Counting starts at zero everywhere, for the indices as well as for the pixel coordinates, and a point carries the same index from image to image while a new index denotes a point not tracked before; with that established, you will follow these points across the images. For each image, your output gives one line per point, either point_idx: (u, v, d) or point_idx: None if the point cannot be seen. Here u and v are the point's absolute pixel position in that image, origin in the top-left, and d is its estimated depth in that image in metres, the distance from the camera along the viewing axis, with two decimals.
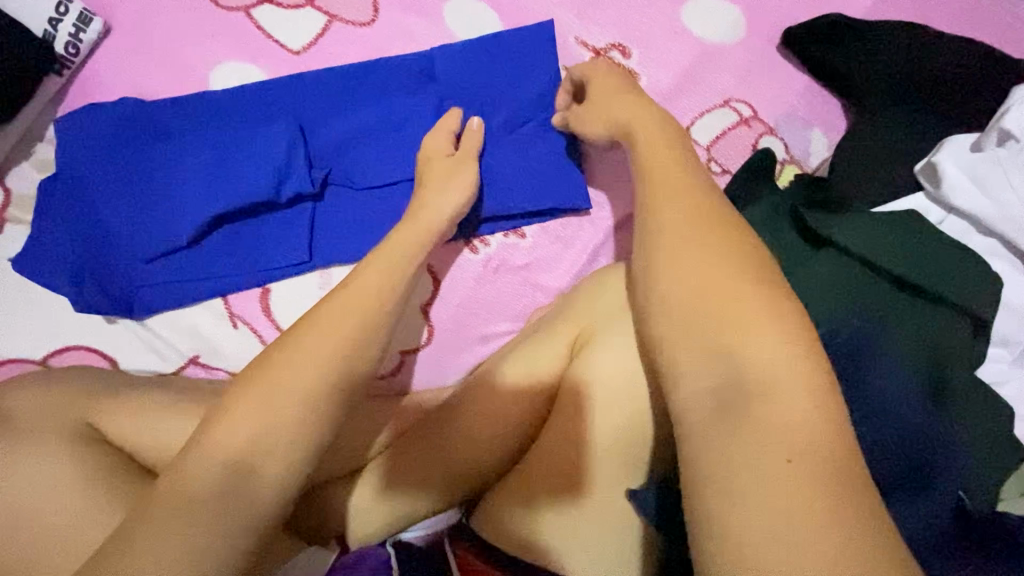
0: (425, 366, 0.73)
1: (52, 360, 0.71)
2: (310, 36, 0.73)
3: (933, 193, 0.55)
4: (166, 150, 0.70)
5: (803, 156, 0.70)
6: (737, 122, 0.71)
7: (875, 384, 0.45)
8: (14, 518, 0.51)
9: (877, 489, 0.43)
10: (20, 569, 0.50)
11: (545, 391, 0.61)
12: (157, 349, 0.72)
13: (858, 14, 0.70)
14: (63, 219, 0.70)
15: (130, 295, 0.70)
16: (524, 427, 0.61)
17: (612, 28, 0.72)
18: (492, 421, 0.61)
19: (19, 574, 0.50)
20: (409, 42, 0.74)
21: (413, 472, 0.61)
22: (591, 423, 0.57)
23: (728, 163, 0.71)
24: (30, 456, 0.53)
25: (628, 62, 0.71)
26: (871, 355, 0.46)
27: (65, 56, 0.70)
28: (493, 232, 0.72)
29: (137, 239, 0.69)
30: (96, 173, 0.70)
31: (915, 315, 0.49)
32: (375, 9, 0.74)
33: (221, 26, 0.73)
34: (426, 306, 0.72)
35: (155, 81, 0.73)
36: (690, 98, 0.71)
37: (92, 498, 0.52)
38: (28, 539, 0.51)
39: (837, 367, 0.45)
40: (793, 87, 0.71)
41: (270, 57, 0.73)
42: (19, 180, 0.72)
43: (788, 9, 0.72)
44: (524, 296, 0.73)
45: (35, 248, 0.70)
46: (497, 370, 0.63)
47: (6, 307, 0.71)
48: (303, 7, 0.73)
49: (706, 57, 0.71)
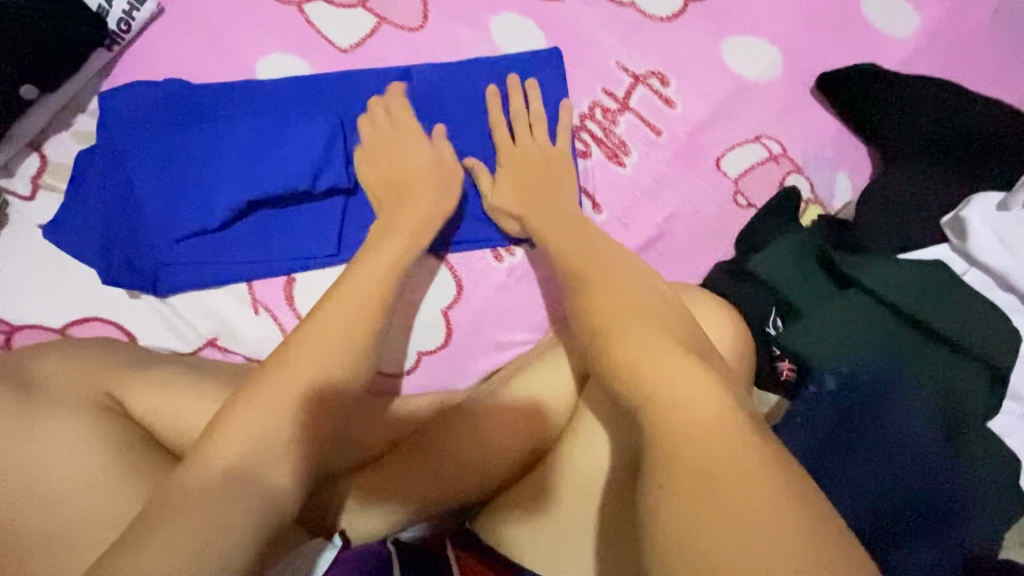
0: (440, 368, 0.74)
1: (71, 330, 0.71)
2: (359, 36, 0.74)
3: (959, 246, 0.57)
4: (207, 133, 0.71)
5: (826, 198, 0.73)
6: (766, 158, 0.73)
7: (886, 424, 0.47)
8: (32, 484, 0.51)
9: (888, 526, 0.45)
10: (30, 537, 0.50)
11: (561, 405, 0.62)
12: (177, 329, 0.72)
13: (893, 65, 0.72)
14: (98, 191, 0.70)
15: (156, 273, 0.71)
16: (538, 438, 0.62)
17: (653, 56, 0.74)
18: (505, 429, 0.61)
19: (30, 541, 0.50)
20: (455, 51, 0.75)
21: (425, 472, 0.60)
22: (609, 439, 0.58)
23: (754, 197, 0.73)
24: (54, 425, 0.53)
25: (665, 91, 0.73)
26: (887, 396, 0.48)
27: (117, 32, 0.71)
28: (519, 243, 0.74)
29: (169, 220, 0.70)
30: (136, 149, 0.70)
31: (908, 367, 0.50)
32: (424, 16, 0.75)
33: (272, 18, 0.74)
34: (446, 310, 0.73)
35: (202, 65, 0.74)
36: (722, 131, 0.73)
37: (109, 473, 0.52)
38: (44, 506, 0.51)
39: (852, 406, 0.48)
40: (824, 129, 0.73)
41: (317, 54, 0.74)
42: (57, 149, 0.72)
43: (827, 53, 0.73)
44: (543, 308, 0.74)
45: (67, 217, 0.71)
46: (517, 380, 0.64)
47: (30, 273, 0.71)
48: (355, 8, 0.75)
49: (742, 92, 0.73)
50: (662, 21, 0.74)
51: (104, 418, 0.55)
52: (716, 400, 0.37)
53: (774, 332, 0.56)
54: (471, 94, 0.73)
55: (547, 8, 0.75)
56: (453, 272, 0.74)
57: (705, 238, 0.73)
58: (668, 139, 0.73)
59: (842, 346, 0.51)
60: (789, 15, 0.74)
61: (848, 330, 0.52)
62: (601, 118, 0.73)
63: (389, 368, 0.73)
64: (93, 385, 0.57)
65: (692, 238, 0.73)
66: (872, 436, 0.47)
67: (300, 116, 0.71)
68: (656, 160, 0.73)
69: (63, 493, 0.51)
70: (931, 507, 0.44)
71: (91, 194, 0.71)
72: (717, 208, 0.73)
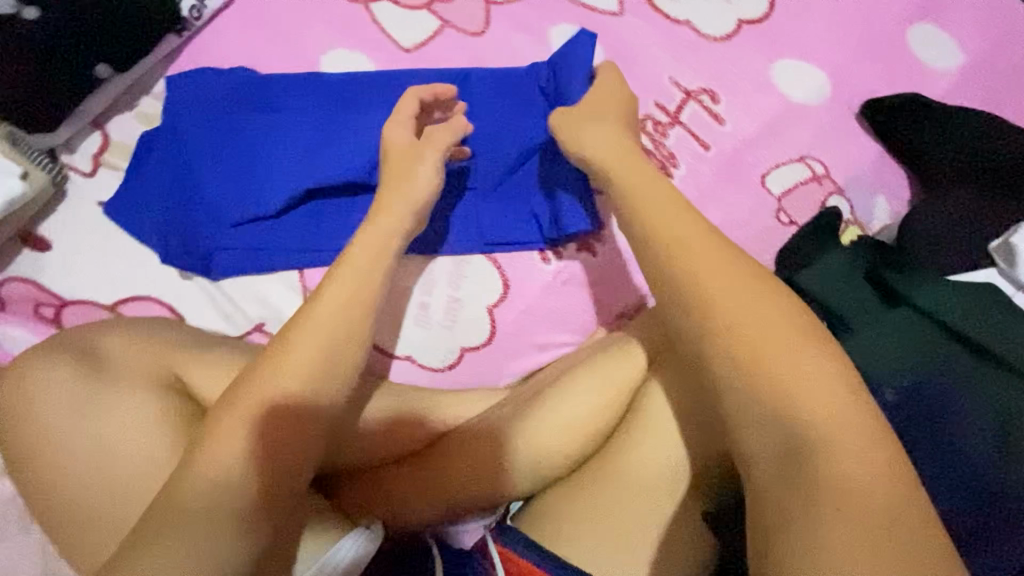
0: (481, 365, 0.75)
1: (120, 308, 0.72)
2: (421, 37, 0.77)
3: (1006, 271, 0.60)
4: (270, 121, 0.72)
5: (866, 219, 0.75)
6: (809, 178, 0.75)
7: (948, 440, 0.49)
8: (105, 452, 0.53)
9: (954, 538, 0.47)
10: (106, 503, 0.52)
11: (612, 403, 0.64)
12: (226, 312, 0.73)
13: (936, 94, 0.76)
14: (158, 173, 0.72)
15: (209, 255, 0.71)
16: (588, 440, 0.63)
17: (705, 73, 0.76)
18: (559, 427, 0.63)
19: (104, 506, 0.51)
20: (513, 56, 0.77)
21: (487, 465, 0.63)
22: (660, 437, 0.60)
23: (796, 215, 0.75)
24: (125, 398, 0.54)
25: (715, 108, 0.76)
26: (947, 412, 0.50)
27: (189, 20, 0.73)
28: (566, 247, 0.75)
29: (223, 205, 0.70)
30: (199, 134, 0.72)
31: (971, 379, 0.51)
32: (486, 22, 0.77)
33: (338, 15, 0.76)
34: (492, 307, 0.75)
35: (269, 55, 0.75)
36: (768, 149, 0.76)
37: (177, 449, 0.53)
38: (116, 476, 0.52)
39: (913, 424, 0.50)
40: (865, 154, 0.76)
41: (380, 51, 0.76)
42: (120, 129, 0.74)
43: (872, 81, 0.76)
44: (587, 311, 0.75)
45: (127, 197, 0.72)
46: (568, 377, 0.66)
47: (84, 251, 0.72)
48: (419, 10, 0.77)
49: (789, 113, 0.76)
50: (716, 41, 0.77)
51: (168, 394, 0.56)
52: (795, 400, 0.39)
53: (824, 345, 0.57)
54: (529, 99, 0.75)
55: (605, 22, 0.78)
56: (501, 271, 0.75)
57: (748, 252, 0.74)
58: (715, 154, 0.76)
59: (896, 362, 0.53)
60: (837, 42, 0.77)
61: (900, 345, 0.53)
62: (651, 130, 0.76)
63: (432, 363, 0.75)
64: (157, 361, 0.58)
65: None
66: (938, 449, 0.49)
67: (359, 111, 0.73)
68: (703, 174, 0.76)
69: (134, 467, 0.52)
70: (996, 518, 0.47)
71: (149, 177, 0.72)
72: (761, 223, 0.75)
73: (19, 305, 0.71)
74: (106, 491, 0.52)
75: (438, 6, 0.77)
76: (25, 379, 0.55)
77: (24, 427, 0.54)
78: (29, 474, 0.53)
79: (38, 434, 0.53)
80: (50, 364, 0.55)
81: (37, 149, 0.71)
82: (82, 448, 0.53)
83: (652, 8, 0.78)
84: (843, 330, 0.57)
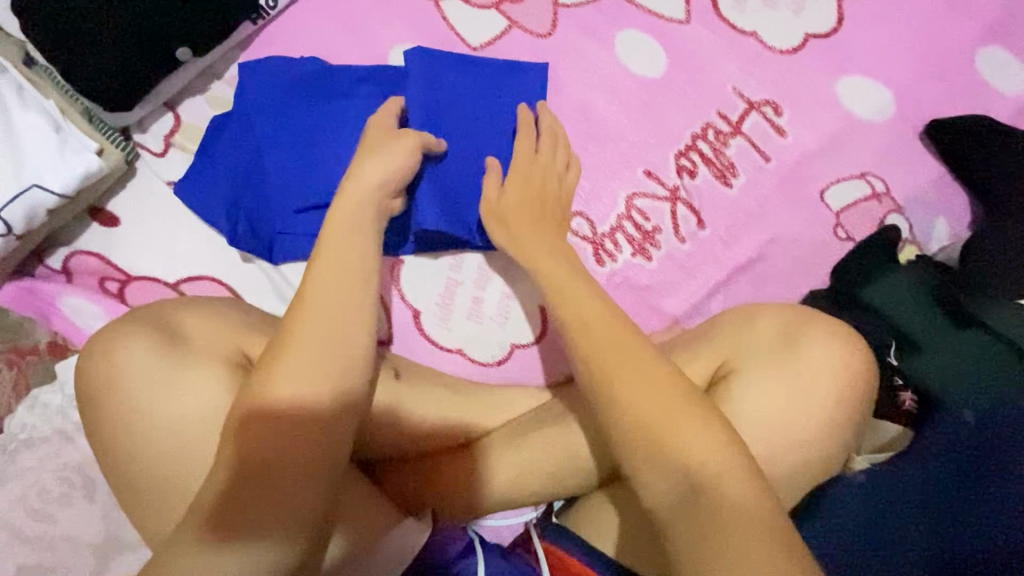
0: (528, 362, 0.75)
1: (182, 286, 0.73)
2: (489, 36, 0.77)
3: None
4: (336, 110, 0.73)
5: (925, 239, 0.75)
6: (869, 195, 0.75)
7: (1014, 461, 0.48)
8: (180, 425, 0.55)
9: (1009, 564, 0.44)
10: (184, 473, 0.54)
11: None
12: (285, 296, 0.74)
13: (1002, 117, 0.75)
14: (228, 157, 0.73)
15: (273, 240, 0.72)
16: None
17: (770, 85, 0.77)
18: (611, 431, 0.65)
19: (183, 476, 0.54)
20: (579, 58, 0.77)
21: (535, 462, 0.65)
22: None
23: (854, 232, 0.75)
24: (197, 374, 0.56)
25: (778, 119, 0.76)
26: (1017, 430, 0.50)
27: (265, 7, 0.74)
28: (622, 250, 0.75)
29: (281, 195, 0.71)
30: (266, 119, 0.72)
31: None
32: (554, 24, 0.78)
33: (409, 11, 0.78)
34: (544, 305, 0.76)
35: (340, 46, 0.77)
36: (829, 165, 0.76)
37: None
38: (191, 450, 0.54)
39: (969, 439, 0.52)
40: (926, 174, 0.76)
41: (448, 47, 0.77)
42: (191, 112, 0.76)
43: (935, 101, 0.76)
44: (640, 314, 0.74)
45: (196, 177, 0.73)
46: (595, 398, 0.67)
47: (152, 228, 0.74)
48: (489, 9, 0.78)
49: (853, 129, 0.76)
50: (782, 53, 0.77)
51: (238, 375, 0.57)
52: None
53: (894, 361, 0.62)
54: (592, 105, 0.77)
55: (671, 30, 0.78)
56: None
57: (803, 265, 0.75)
58: (776, 166, 0.76)
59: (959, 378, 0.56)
60: (903, 61, 0.77)
61: (963, 366, 0.57)
62: (712, 139, 0.76)
63: (482, 358, 0.75)
64: (229, 341, 0.58)
65: (792, 265, 0.75)
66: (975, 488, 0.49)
67: (415, 105, 0.71)
68: (762, 185, 0.76)
69: (208, 444, 0.55)
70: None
71: (215, 163, 0.73)
72: (818, 238, 0.75)
73: (86, 278, 0.73)
74: (181, 465, 0.54)
75: (507, 6, 0.78)
76: (107, 349, 0.56)
77: (103, 397, 0.55)
78: (109, 446, 0.55)
79: (115, 407, 0.55)
80: (128, 338, 0.56)
81: (111, 127, 0.73)
82: (158, 422, 0.55)
83: (720, 18, 0.78)
84: (912, 348, 0.61)
